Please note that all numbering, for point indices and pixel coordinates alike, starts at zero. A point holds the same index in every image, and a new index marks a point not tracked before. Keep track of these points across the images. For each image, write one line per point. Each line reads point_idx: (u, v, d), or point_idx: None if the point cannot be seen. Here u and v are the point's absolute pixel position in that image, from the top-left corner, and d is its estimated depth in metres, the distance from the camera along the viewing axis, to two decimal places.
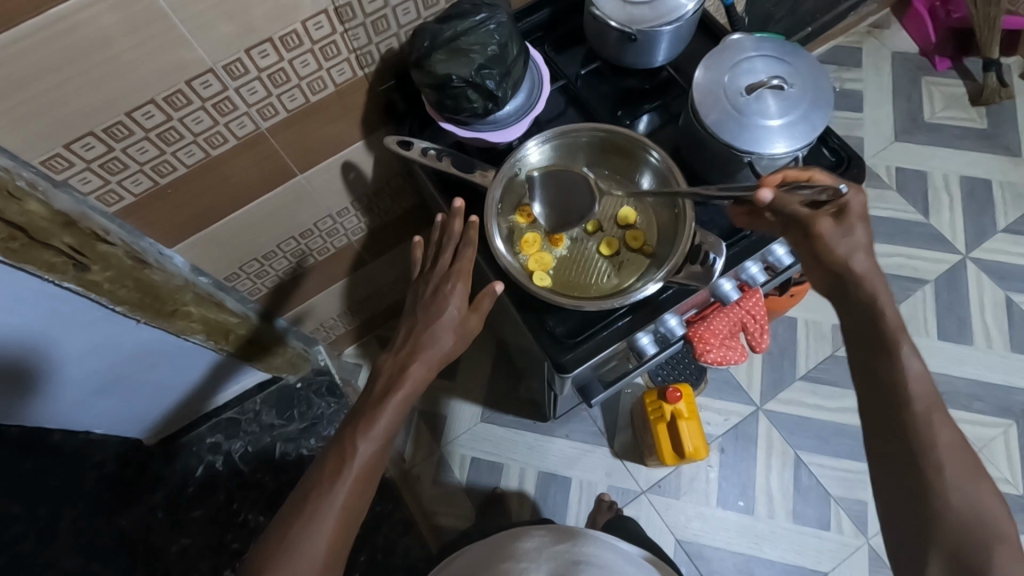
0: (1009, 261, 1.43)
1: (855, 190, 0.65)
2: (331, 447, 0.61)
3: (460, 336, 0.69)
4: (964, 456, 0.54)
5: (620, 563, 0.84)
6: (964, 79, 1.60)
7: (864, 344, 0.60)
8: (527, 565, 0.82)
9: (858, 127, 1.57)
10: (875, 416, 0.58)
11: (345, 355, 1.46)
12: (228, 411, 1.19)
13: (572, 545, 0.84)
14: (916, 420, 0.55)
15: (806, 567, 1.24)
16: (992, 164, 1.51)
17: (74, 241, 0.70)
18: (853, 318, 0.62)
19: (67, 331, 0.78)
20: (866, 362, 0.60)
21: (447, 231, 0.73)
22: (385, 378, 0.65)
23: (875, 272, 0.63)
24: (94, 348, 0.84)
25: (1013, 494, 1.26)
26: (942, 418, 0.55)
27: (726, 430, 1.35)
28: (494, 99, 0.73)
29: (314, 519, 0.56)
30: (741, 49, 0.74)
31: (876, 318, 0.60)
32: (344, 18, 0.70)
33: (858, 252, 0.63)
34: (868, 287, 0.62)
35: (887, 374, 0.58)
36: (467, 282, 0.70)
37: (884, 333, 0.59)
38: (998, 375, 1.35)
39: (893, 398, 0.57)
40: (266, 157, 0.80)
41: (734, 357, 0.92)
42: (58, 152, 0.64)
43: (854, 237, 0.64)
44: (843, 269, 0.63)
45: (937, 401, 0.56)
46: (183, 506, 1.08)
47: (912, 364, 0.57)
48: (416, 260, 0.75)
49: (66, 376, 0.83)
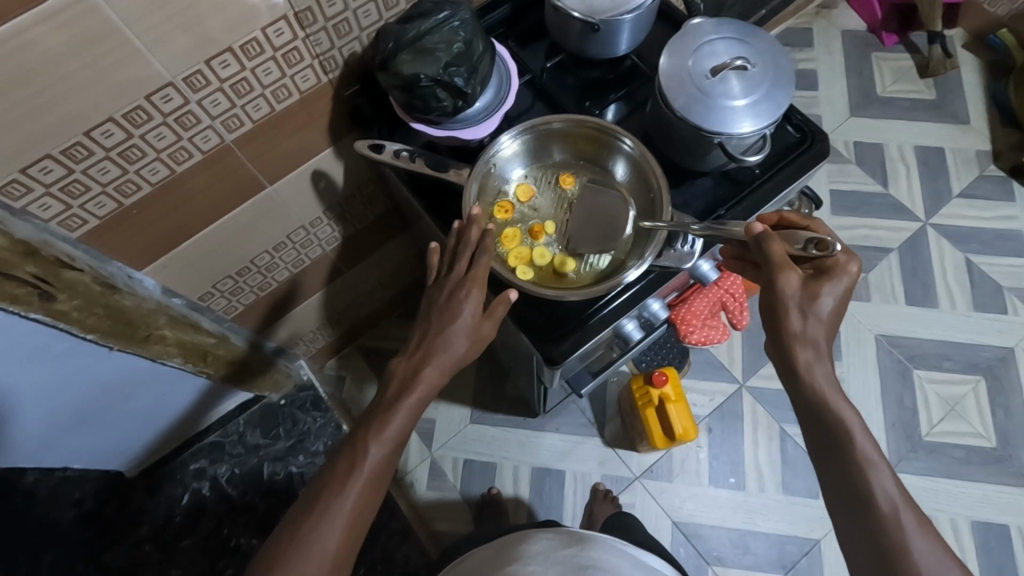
0: (965, 224, 1.49)
1: (845, 255, 0.62)
2: (345, 443, 0.61)
3: (473, 341, 0.67)
4: (936, 556, 0.54)
5: (629, 568, 0.81)
6: (910, 52, 1.66)
7: (825, 448, 0.60)
8: (534, 568, 0.78)
9: (815, 105, 1.62)
10: (847, 517, 0.58)
11: (327, 368, 1.43)
12: (211, 434, 1.15)
13: (580, 550, 0.81)
14: (889, 527, 0.56)
15: (798, 535, 1.27)
16: (943, 132, 1.57)
17: (37, 270, 0.67)
18: (805, 416, 0.62)
19: (25, 367, 0.71)
20: (832, 467, 0.60)
21: (463, 238, 0.70)
22: (397, 383, 0.65)
23: (821, 356, 0.61)
24: (58, 384, 0.77)
25: (987, 447, 1.31)
26: (914, 519, 0.56)
27: (712, 410, 1.37)
28: (463, 96, 0.73)
29: (320, 524, 0.56)
30: (701, 33, 0.76)
31: (824, 411, 0.60)
32: (305, 23, 0.69)
33: (814, 321, 0.61)
34: (812, 383, 0.60)
35: (855, 483, 0.58)
36: (482, 288, 0.67)
37: (841, 441, 0.59)
38: (964, 334, 1.40)
39: (864, 506, 0.57)
40: (233, 170, 0.79)
41: (717, 336, 0.96)
42: (14, 178, 0.61)
43: (816, 307, 0.60)
44: (791, 354, 0.61)
45: (908, 504, 0.56)
46: (172, 537, 1.05)
47: (878, 466, 0.57)
48: (430, 267, 0.72)
49: (33, 411, 0.76)
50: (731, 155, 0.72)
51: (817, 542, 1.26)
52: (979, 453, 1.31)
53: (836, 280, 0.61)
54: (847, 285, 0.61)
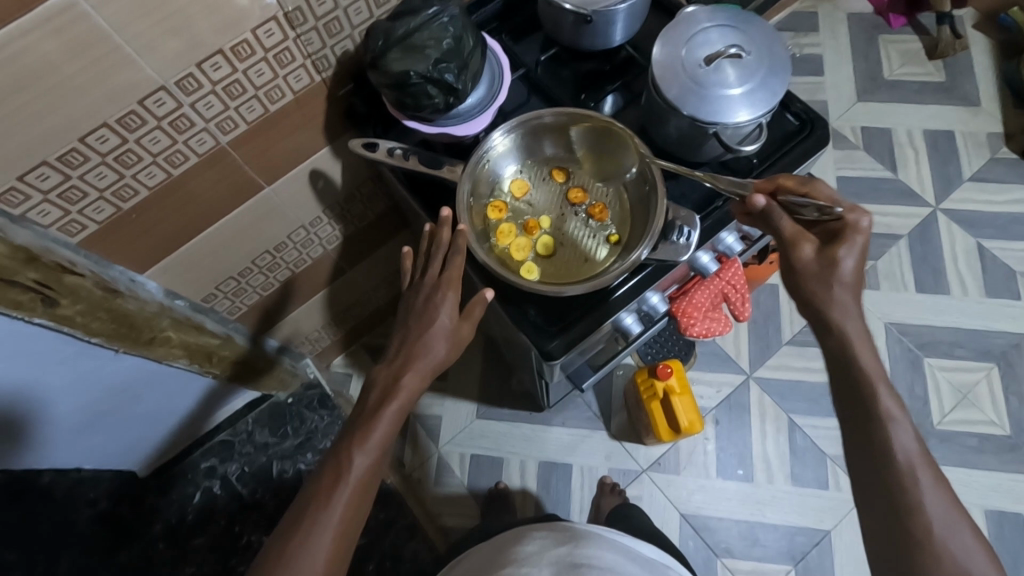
0: (976, 208, 1.46)
1: (854, 213, 0.62)
2: (328, 457, 0.61)
3: (453, 344, 0.68)
4: (949, 511, 0.54)
5: (624, 563, 0.78)
6: (918, 34, 1.63)
7: (845, 399, 0.60)
8: (528, 569, 0.76)
9: (821, 91, 1.59)
10: (862, 470, 0.58)
11: (334, 366, 1.44)
12: (221, 433, 1.18)
13: (573, 548, 0.78)
14: (901, 476, 0.55)
15: (808, 526, 1.26)
16: (953, 115, 1.54)
17: (39, 276, 0.67)
18: (832, 365, 0.61)
19: (46, 369, 0.74)
20: (850, 418, 0.59)
21: (436, 241, 0.72)
22: (379, 391, 0.65)
23: (853, 312, 0.61)
24: (80, 378, 0.79)
25: (1001, 435, 1.29)
26: (929, 474, 0.55)
27: (719, 402, 1.36)
28: (454, 92, 0.72)
29: (311, 538, 0.55)
30: (695, 21, 0.75)
31: (851, 364, 0.59)
32: (295, 24, 0.69)
33: (840, 288, 0.61)
34: (842, 332, 0.60)
35: (871, 432, 0.57)
36: (457, 290, 0.69)
37: (863, 390, 0.58)
38: (977, 321, 1.38)
39: (878, 457, 0.56)
40: (230, 172, 0.79)
41: (719, 329, 0.91)
42: (13, 186, 0.62)
43: (836, 275, 0.61)
44: (821, 312, 0.61)
45: (922, 459, 0.55)
46: (184, 534, 1.06)
47: (896, 422, 0.56)
48: (405, 271, 0.74)
49: (59, 409, 0.79)
50: (728, 145, 0.71)
51: (827, 533, 1.25)
52: (992, 441, 1.29)
53: (850, 244, 0.61)
54: (861, 242, 0.61)
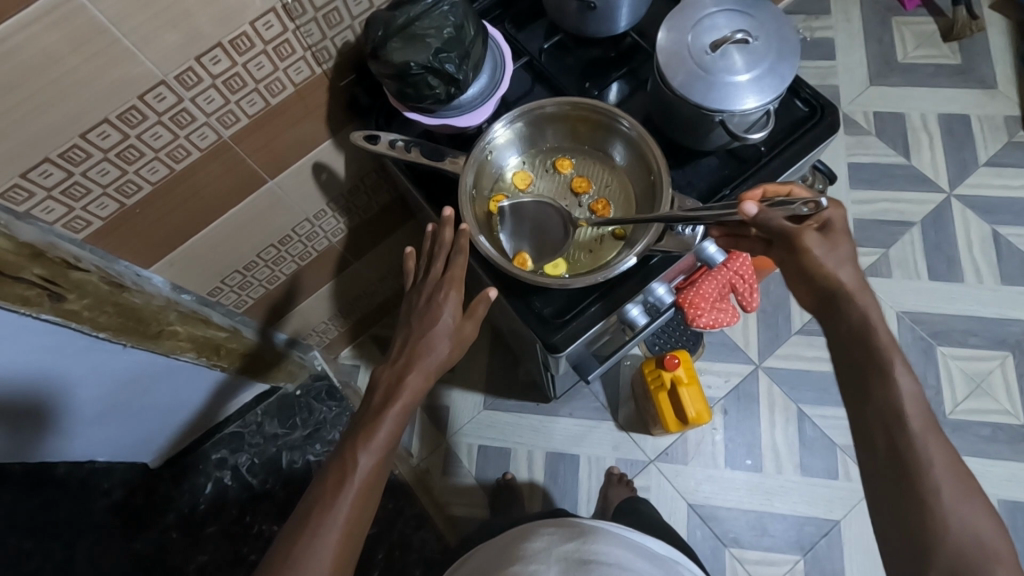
0: (992, 194, 1.43)
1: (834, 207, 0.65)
2: (333, 459, 0.61)
3: (456, 343, 0.68)
4: (957, 477, 0.52)
5: (632, 558, 0.78)
6: (933, 15, 1.59)
7: (853, 366, 0.59)
8: (537, 566, 0.76)
9: (832, 75, 1.56)
10: (871, 438, 0.57)
11: (342, 358, 1.45)
12: (231, 424, 1.19)
13: (582, 543, 0.79)
14: (912, 441, 0.54)
15: (818, 517, 1.25)
16: (968, 98, 1.51)
17: (45, 272, 0.68)
18: (843, 338, 0.61)
19: (67, 361, 0.76)
20: (858, 385, 0.58)
21: (440, 241, 0.72)
22: (382, 391, 0.65)
23: (862, 288, 0.62)
24: (96, 372, 0.81)
25: (1015, 425, 1.28)
26: (937, 439, 0.54)
27: (727, 391, 1.35)
28: (455, 82, 0.72)
29: (315, 536, 0.56)
30: (700, 6, 0.73)
31: (868, 333, 0.59)
32: (294, 15, 0.68)
33: (847, 266, 0.63)
34: (859, 302, 0.61)
35: (883, 398, 0.56)
36: (458, 290, 0.69)
37: (878, 359, 0.57)
38: (991, 309, 1.35)
39: (889, 422, 0.55)
40: (233, 166, 0.79)
41: (727, 320, 0.90)
42: (16, 182, 0.62)
43: (838, 252, 0.63)
44: (833, 284, 0.62)
45: (932, 425, 0.54)
46: (196, 523, 1.07)
47: (905, 386, 0.56)
48: (407, 272, 0.74)
49: (81, 401, 0.82)
50: (734, 133, 0.70)
51: (836, 524, 1.25)
52: (1005, 430, 1.27)
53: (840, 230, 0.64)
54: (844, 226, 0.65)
